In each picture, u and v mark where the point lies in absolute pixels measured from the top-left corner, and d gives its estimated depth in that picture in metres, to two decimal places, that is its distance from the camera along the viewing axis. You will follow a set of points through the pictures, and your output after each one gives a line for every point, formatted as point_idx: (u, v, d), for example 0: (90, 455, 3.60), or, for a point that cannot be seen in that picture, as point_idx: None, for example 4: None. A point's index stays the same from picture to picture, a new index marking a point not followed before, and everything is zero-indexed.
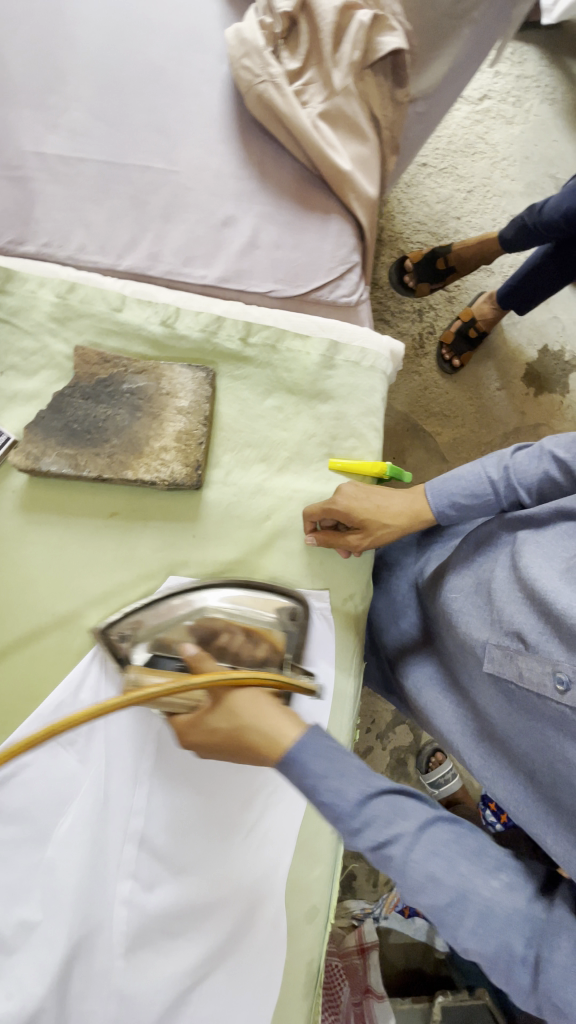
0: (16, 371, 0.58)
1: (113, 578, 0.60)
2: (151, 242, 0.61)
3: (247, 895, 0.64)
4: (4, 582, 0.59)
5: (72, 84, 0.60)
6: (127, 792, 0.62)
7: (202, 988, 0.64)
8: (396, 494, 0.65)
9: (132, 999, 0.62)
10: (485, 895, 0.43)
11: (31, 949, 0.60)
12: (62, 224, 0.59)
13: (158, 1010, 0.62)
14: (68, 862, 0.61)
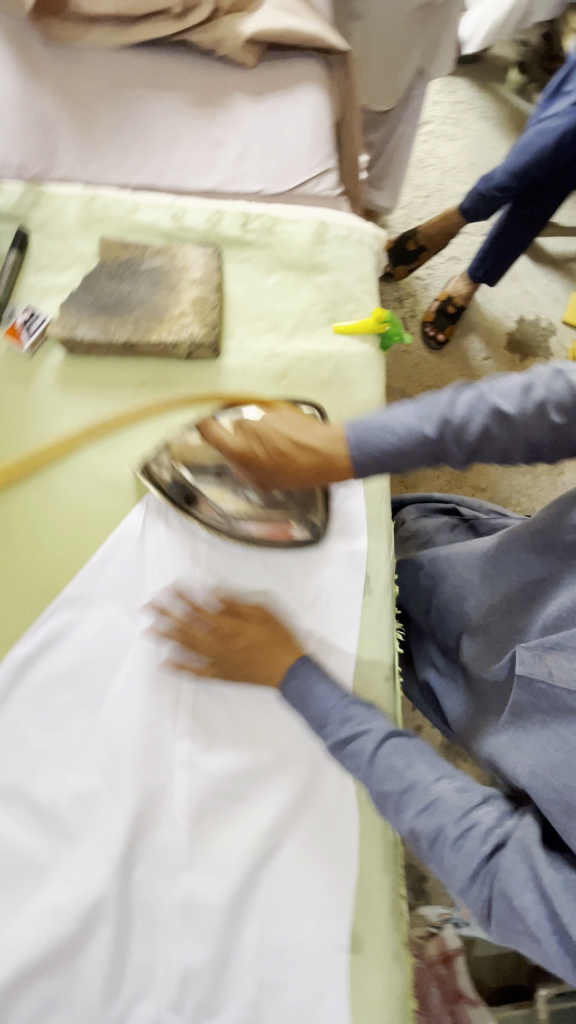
0: (49, 268, 0.67)
1: (146, 439, 0.65)
2: (157, 162, 0.71)
3: (311, 756, 0.61)
4: (49, 451, 0.63)
5: (83, 59, 0.74)
6: (176, 646, 0.62)
7: (271, 870, 0.59)
8: (298, 421, 0.55)
9: (201, 883, 0.57)
10: (436, 817, 0.46)
11: (90, 827, 0.57)
12: (82, 155, 0.70)
13: (230, 893, 0.57)
14: (122, 727, 0.59)
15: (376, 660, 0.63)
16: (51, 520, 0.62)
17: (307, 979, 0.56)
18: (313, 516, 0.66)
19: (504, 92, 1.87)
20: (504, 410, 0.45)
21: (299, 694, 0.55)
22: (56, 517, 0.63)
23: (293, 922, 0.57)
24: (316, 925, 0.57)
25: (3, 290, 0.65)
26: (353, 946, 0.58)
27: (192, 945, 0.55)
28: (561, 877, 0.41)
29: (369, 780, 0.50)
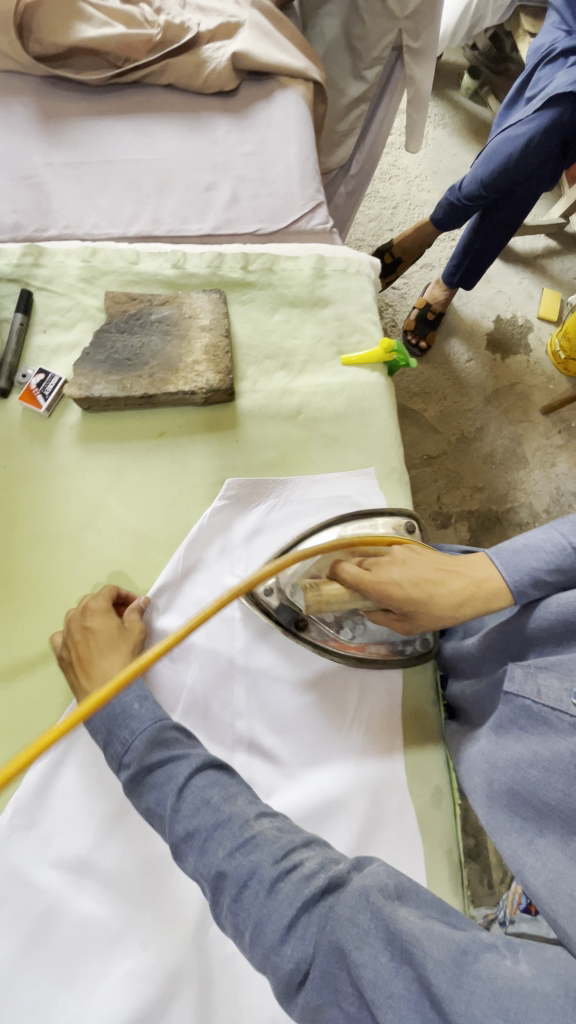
0: (56, 327, 0.66)
1: (171, 490, 0.65)
2: (152, 211, 0.72)
3: (369, 790, 0.62)
4: (77, 513, 0.63)
5: (66, 114, 0.74)
6: (224, 694, 0.63)
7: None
8: (426, 559, 0.62)
9: None
10: (253, 856, 0.44)
11: (160, 888, 0.57)
12: (76, 210, 0.70)
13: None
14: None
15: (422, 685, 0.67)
16: (86, 580, 0.62)
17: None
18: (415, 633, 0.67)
19: (458, 99, 1.92)
20: (555, 551, 0.59)
21: (110, 714, 0.52)
22: (91, 579, 0.62)
23: None
24: None
25: (13, 353, 0.64)
26: None
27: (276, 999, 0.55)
28: (443, 935, 0.39)
29: (165, 830, 0.47)
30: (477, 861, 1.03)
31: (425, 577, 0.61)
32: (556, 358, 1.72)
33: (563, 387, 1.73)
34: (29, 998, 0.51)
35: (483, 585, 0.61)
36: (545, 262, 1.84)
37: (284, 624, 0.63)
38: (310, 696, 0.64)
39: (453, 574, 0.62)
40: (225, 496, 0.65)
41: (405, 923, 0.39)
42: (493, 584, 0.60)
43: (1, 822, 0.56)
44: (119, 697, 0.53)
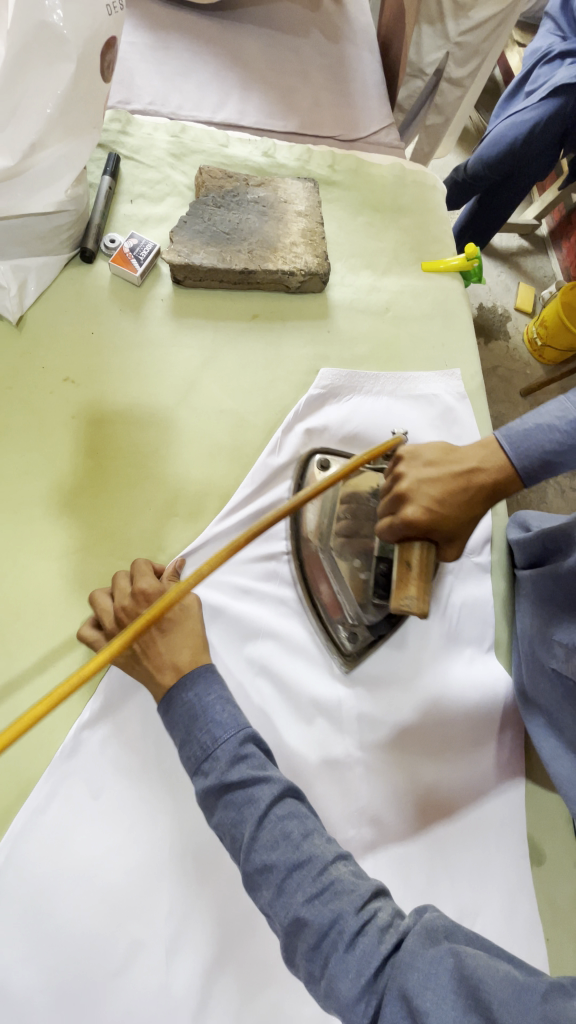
0: (144, 198, 0.62)
1: (266, 372, 0.63)
2: (236, 102, 0.70)
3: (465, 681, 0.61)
4: (171, 389, 0.59)
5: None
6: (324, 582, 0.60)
7: (455, 795, 0.58)
8: (413, 467, 0.52)
9: (390, 815, 0.55)
10: (334, 906, 0.36)
11: None
12: (161, 89, 0.67)
13: (421, 821, 0.56)
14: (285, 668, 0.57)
15: (497, 574, 0.67)
16: (185, 459, 0.58)
17: (501, 886, 0.57)
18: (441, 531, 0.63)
19: None
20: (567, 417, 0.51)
21: (190, 711, 0.43)
22: (190, 458, 0.58)
23: (478, 837, 0.57)
24: (499, 835, 0.58)
25: (101, 215, 0.59)
26: (536, 857, 0.59)
27: (390, 874, 0.54)
28: (519, 979, 0.31)
29: (238, 855, 0.39)
30: None
31: (431, 482, 0.51)
32: (532, 345, 1.80)
33: (539, 373, 1.83)
34: (134, 889, 0.46)
35: (494, 470, 0.52)
36: (520, 259, 1.99)
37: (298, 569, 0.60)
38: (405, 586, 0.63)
39: (466, 467, 0.51)
40: (324, 382, 0.63)
41: (476, 961, 0.31)
42: (502, 468, 0.52)
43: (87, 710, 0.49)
44: (195, 693, 0.44)
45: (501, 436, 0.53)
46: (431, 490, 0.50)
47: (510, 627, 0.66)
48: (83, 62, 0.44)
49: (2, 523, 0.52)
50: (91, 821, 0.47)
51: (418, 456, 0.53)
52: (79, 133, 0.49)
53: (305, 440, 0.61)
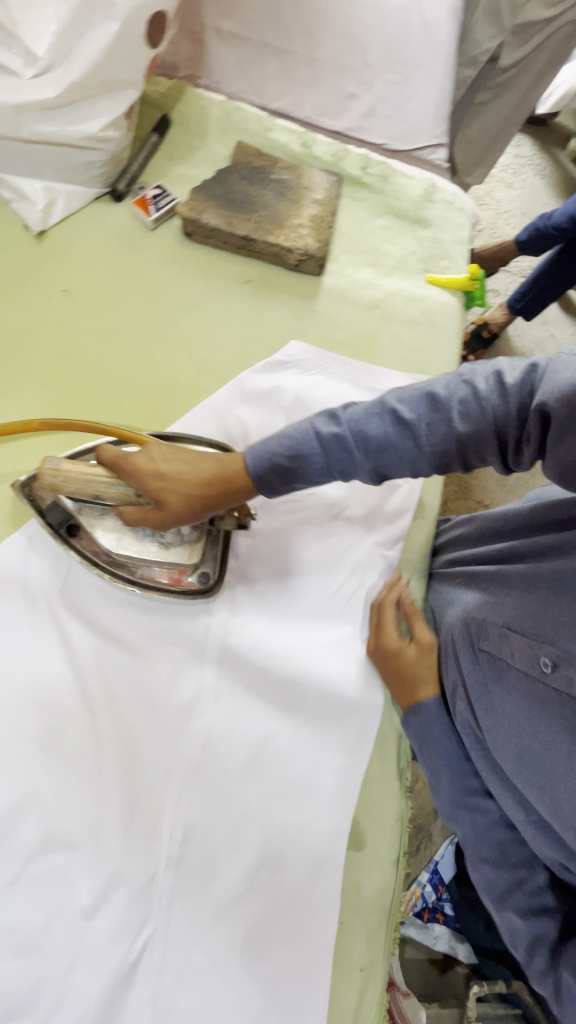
0: (182, 158, 0.70)
1: (243, 331, 0.68)
2: (295, 97, 0.77)
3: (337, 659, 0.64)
4: (152, 323, 0.66)
5: None
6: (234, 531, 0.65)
7: (295, 758, 0.60)
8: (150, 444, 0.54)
9: (221, 754, 0.58)
10: None
11: (116, 675, 0.57)
12: (229, 73, 0.76)
13: (253, 766, 0.58)
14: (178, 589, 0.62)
15: (414, 578, 0.69)
16: (142, 382, 0.64)
17: (310, 855, 0.58)
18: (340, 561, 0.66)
19: (561, 155, 1.93)
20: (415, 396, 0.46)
21: None
22: (147, 383, 0.64)
23: (302, 805, 0.58)
24: (321, 815, 0.58)
25: (138, 163, 0.68)
26: (355, 841, 0.60)
27: (201, 804, 0.56)
28: None
29: None
30: None
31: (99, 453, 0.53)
32: None
33: None
34: None
35: (227, 472, 0.52)
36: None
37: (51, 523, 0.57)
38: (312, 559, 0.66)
39: (204, 458, 0.53)
40: (292, 352, 0.68)
41: None
42: (234, 467, 0.52)
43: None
44: None
45: (246, 451, 0.52)
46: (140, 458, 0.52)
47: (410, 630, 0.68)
48: (127, 25, 0.54)
49: None
50: None
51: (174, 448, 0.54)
52: (120, 86, 0.59)
53: (257, 395, 0.66)
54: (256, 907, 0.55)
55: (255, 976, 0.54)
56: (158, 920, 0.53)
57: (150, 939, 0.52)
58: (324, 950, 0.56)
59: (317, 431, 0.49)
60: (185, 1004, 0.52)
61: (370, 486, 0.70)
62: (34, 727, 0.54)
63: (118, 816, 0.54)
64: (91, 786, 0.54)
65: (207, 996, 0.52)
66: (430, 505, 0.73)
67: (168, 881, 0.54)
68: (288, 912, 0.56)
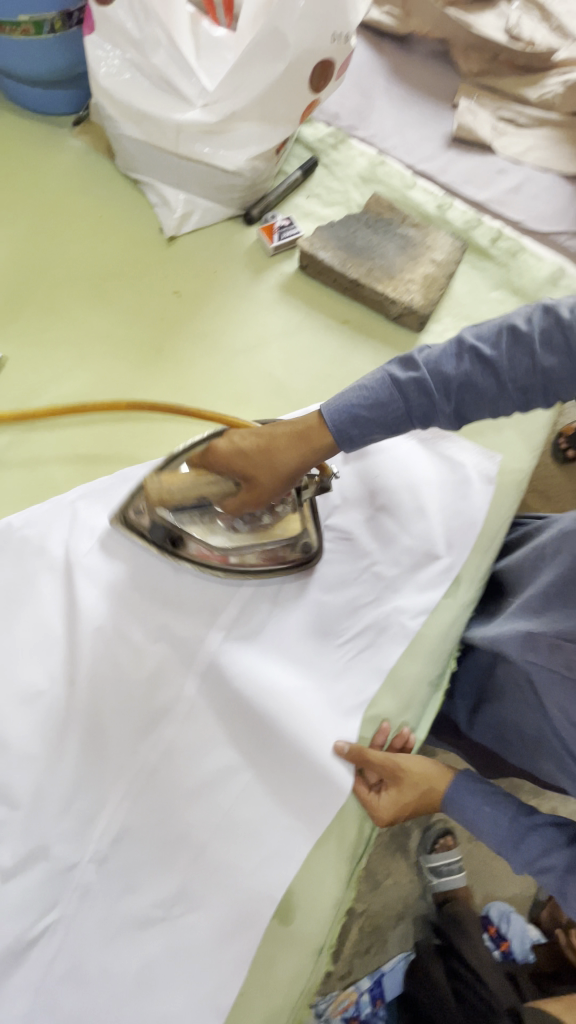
0: (318, 197, 0.73)
1: (326, 367, 0.69)
2: (443, 161, 0.79)
3: (321, 713, 0.60)
4: (243, 340, 0.69)
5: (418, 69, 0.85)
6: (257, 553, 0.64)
7: (245, 799, 0.57)
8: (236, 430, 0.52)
9: (176, 768, 0.56)
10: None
11: (102, 656, 0.58)
12: (386, 129, 0.79)
13: (206, 788, 0.56)
14: (189, 589, 0.62)
15: (430, 659, 0.65)
16: (217, 391, 0.67)
17: (232, 907, 0.54)
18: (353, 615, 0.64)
19: None
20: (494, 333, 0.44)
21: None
22: (222, 394, 0.66)
23: (239, 853, 0.55)
24: (254, 870, 0.55)
25: (275, 195, 0.72)
26: (282, 915, 0.55)
27: (141, 812, 0.55)
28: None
29: None
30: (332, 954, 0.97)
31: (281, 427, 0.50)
32: None
33: None
34: None
35: (303, 426, 0.49)
36: None
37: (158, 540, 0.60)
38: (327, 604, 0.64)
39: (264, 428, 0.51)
40: None
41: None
42: (311, 420, 0.49)
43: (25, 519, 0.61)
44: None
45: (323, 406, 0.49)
46: (223, 441, 0.51)
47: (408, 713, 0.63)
48: (291, 68, 0.57)
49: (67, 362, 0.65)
50: None
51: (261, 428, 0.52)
52: (275, 123, 0.62)
53: None
54: (162, 938, 0.52)
55: (139, 1009, 0.51)
56: (66, 908, 0.52)
57: (53, 925, 0.52)
58: (215, 1015, 0.51)
59: (393, 378, 0.46)
60: (63, 1003, 0.50)
61: (406, 550, 0.68)
62: (17, 679, 0.56)
63: (63, 793, 0.54)
64: (47, 754, 0.55)
65: (86, 1006, 0.50)
66: (466, 588, 0.69)
67: (87, 875, 0.53)
68: (190, 957, 0.52)
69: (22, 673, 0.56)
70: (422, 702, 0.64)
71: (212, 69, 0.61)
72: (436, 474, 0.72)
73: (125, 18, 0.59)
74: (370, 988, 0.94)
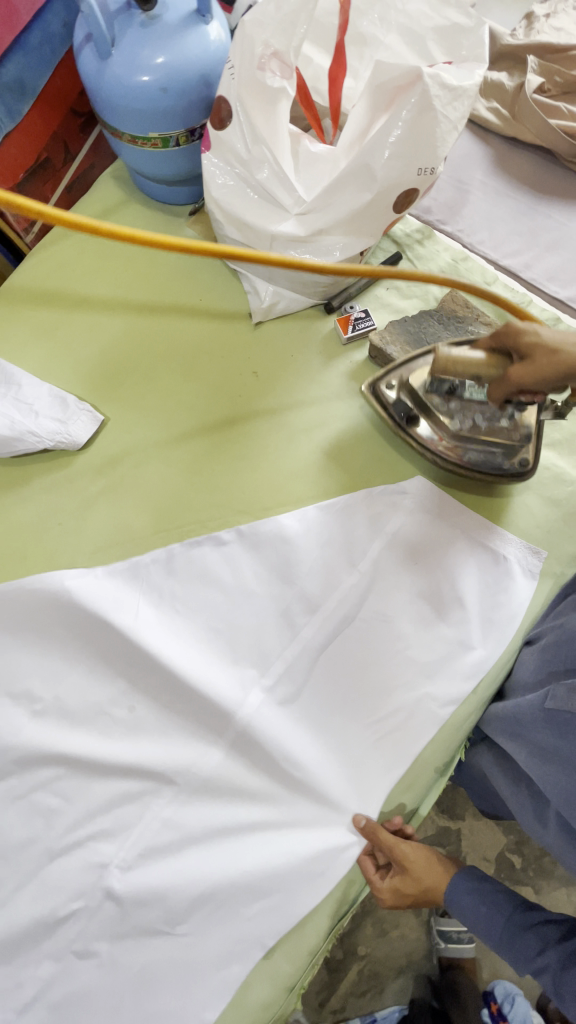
0: (398, 290, 0.79)
1: (379, 455, 0.75)
2: (530, 257, 0.81)
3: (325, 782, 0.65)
4: (308, 422, 0.76)
5: (520, 162, 0.87)
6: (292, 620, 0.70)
7: (244, 842, 0.63)
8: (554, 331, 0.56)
9: (193, 800, 0.64)
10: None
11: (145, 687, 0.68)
12: (476, 224, 0.82)
13: (213, 827, 0.63)
14: (227, 648, 0.69)
15: (442, 748, 0.66)
16: (278, 468, 0.75)
17: (226, 939, 0.61)
18: (371, 691, 0.68)
19: None
20: None
21: None
22: (282, 471, 0.75)
23: (235, 894, 0.61)
24: (246, 909, 0.61)
25: (356, 288, 0.78)
26: (262, 957, 0.60)
27: (157, 831, 0.63)
28: None
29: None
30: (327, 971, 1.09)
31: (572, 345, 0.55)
32: None
33: None
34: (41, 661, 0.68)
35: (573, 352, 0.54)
36: None
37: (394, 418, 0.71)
38: (347, 676, 0.68)
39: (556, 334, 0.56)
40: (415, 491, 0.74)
41: None
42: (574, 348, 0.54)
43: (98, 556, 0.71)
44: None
45: None
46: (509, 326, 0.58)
47: (413, 799, 0.66)
48: (379, 193, 0.63)
49: (154, 426, 0.76)
50: (52, 609, 0.68)
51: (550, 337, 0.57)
52: (360, 234, 0.69)
53: (361, 516, 0.73)
54: (159, 945, 0.61)
55: (135, 1002, 0.59)
56: (87, 898, 0.62)
57: (79, 909, 0.61)
58: None
59: None
60: (78, 974, 0.60)
61: (438, 637, 0.69)
62: (79, 695, 0.68)
63: (99, 799, 0.64)
64: (89, 763, 0.65)
65: (96, 982, 0.60)
66: (486, 685, 0.68)
67: (107, 875, 0.62)
68: (181, 971, 0.60)
69: (84, 688, 0.68)
70: (424, 787, 0.66)
71: (309, 182, 0.68)
72: (478, 566, 0.71)
73: (238, 141, 0.68)
74: None
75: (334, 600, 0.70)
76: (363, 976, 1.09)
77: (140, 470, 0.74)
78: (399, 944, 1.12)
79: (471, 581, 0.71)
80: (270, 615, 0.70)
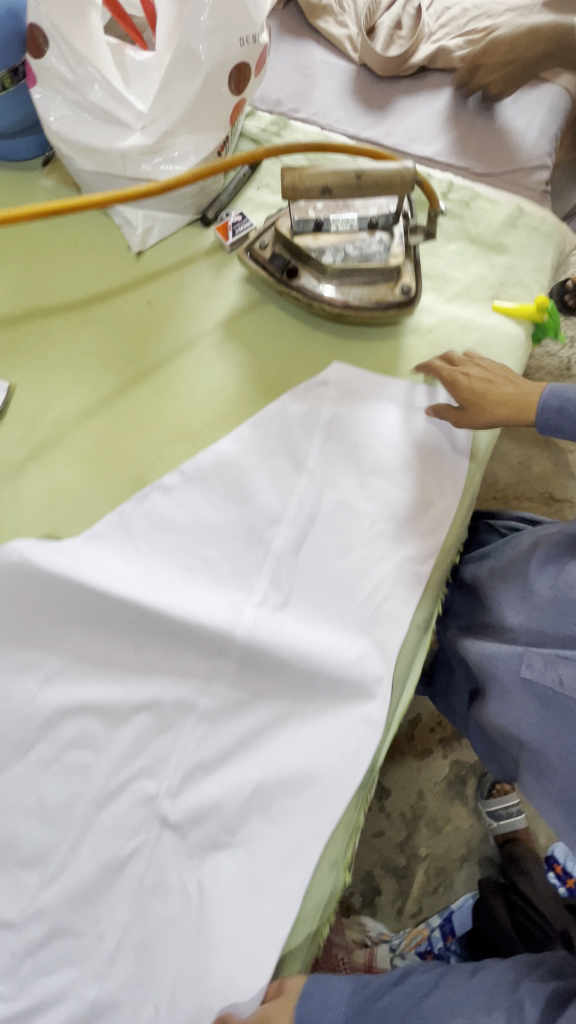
0: (268, 188, 0.79)
1: (290, 346, 0.74)
2: (388, 124, 0.81)
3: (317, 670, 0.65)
4: (212, 336, 0.75)
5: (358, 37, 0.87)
6: (246, 529, 0.70)
7: (262, 742, 0.65)
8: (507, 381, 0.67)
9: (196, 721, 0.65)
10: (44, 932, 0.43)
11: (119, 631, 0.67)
12: (329, 104, 0.82)
13: (231, 736, 0.65)
14: (203, 576, 0.69)
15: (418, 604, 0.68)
16: (195, 388, 0.74)
17: (284, 840, 0.61)
18: (339, 571, 0.69)
19: None
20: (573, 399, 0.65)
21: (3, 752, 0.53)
22: (200, 389, 0.73)
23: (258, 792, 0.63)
24: (272, 804, 0.63)
25: (227, 194, 0.77)
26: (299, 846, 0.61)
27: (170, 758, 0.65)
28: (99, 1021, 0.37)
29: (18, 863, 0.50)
30: (395, 878, 1.16)
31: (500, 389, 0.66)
32: None
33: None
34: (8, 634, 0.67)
35: (523, 397, 0.66)
36: None
37: (274, 271, 0.69)
38: (312, 566, 0.69)
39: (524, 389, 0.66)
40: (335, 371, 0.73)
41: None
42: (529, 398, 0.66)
43: (40, 520, 0.70)
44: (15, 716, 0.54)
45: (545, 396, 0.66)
46: (469, 375, 0.67)
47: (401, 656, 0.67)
48: (211, 79, 0.63)
49: (63, 382, 0.74)
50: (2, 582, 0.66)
51: (490, 372, 0.67)
52: (207, 130, 0.68)
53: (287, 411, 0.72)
54: (201, 860, 0.62)
55: (212, 921, 0.60)
56: (120, 838, 0.63)
57: (114, 849, 0.63)
58: (250, 926, 0.59)
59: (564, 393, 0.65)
60: (153, 908, 0.61)
61: (390, 506, 0.70)
62: (56, 657, 0.67)
63: (123, 743, 0.65)
64: (99, 712, 0.66)
65: (173, 913, 0.60)
66: (448, 537, 0.69)
67: (133, 809, 0.64)
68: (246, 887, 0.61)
69: (63, 650, 0.67)
70: (410, 648, 0.67)
71: (145, 92, 0.65)
72: (414, 428, 0.72)
73: (58, 64, 0.65)
74: (441, 926, 1.09)
75: (283, 499, 0.71)
76: (432, 872, 1.16)
77: (61, 426, 0.73)
78: (454, 837, 1.20)
79: (412, 446, 0.71)
80: (224, 529, 0.70)
